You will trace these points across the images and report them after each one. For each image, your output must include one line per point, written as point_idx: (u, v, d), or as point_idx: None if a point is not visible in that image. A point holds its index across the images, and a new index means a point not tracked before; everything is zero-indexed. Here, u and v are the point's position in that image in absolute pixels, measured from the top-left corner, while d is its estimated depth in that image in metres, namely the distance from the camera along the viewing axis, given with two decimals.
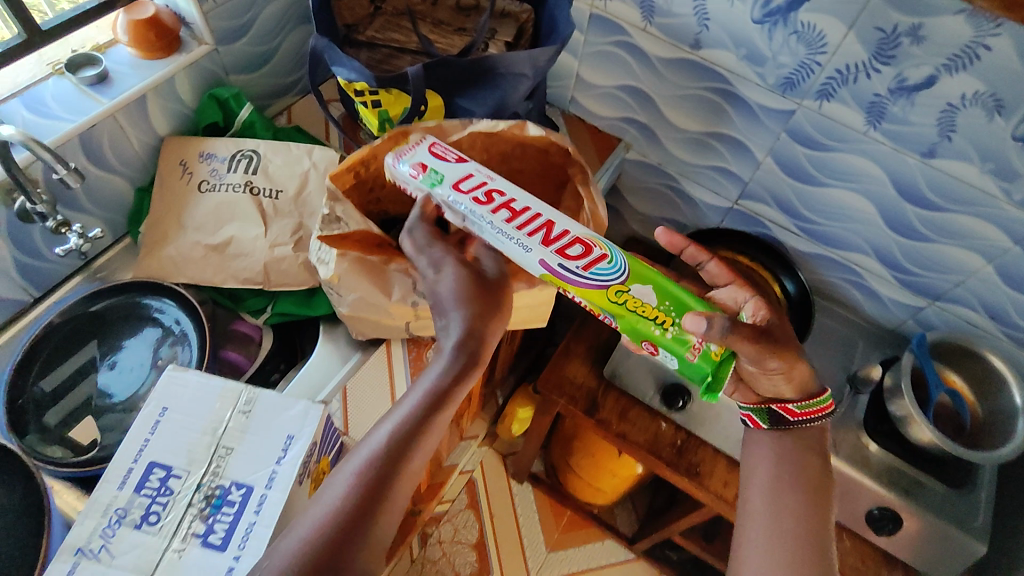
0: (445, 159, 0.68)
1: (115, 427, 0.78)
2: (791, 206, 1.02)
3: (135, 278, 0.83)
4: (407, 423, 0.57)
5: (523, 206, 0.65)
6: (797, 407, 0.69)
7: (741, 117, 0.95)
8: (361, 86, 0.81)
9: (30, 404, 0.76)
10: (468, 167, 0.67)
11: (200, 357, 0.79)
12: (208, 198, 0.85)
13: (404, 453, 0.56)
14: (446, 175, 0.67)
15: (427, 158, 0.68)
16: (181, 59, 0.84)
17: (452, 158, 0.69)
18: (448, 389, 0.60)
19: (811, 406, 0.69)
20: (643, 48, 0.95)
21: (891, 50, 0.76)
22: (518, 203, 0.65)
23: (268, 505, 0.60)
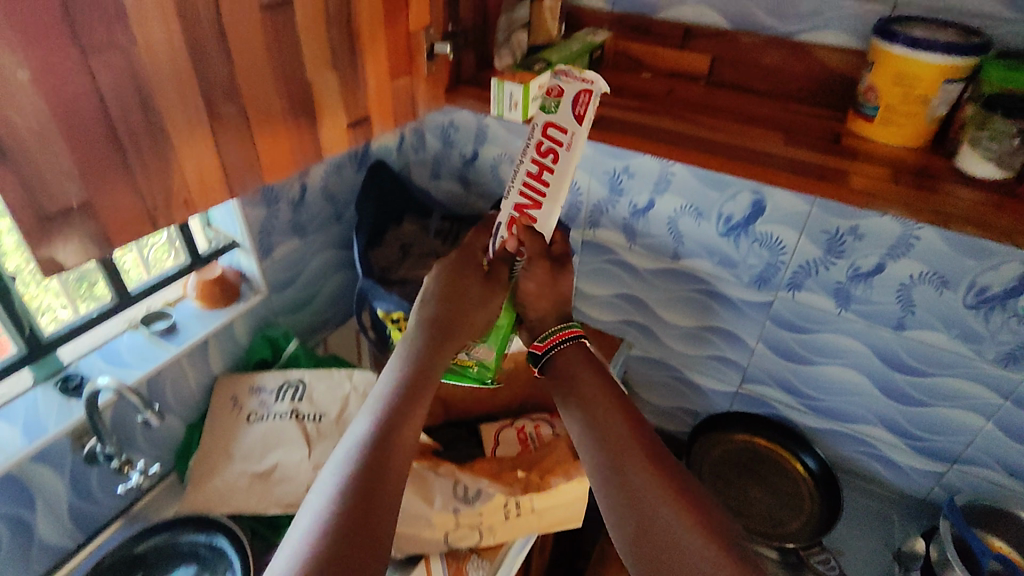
0: (574, 106, 0.63)
1: None
2: (792, 385, 1.10)
3: (180, 514, 0.86)
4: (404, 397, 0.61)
5: (546, 181, 0.65)
6: (539, 340, 0.71)
7: (728, 311, 1.08)
8: (396, 314, 0.92)
9: None
10: (575, 133, 0.63)
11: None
12: (256, 427, 0.92)
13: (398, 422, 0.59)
14: (558, 110, 0.65)
15: (570, 92, 0.63)
16: (239, 307, 0.97)
17: (579, 108, 0.62)
18: (428, 370, 0.64)
19: (548, 335, 0.71)
20: (631, 263, 1.12)
21: (840, 246, 0.91)
22: (546, 180, 0.65)
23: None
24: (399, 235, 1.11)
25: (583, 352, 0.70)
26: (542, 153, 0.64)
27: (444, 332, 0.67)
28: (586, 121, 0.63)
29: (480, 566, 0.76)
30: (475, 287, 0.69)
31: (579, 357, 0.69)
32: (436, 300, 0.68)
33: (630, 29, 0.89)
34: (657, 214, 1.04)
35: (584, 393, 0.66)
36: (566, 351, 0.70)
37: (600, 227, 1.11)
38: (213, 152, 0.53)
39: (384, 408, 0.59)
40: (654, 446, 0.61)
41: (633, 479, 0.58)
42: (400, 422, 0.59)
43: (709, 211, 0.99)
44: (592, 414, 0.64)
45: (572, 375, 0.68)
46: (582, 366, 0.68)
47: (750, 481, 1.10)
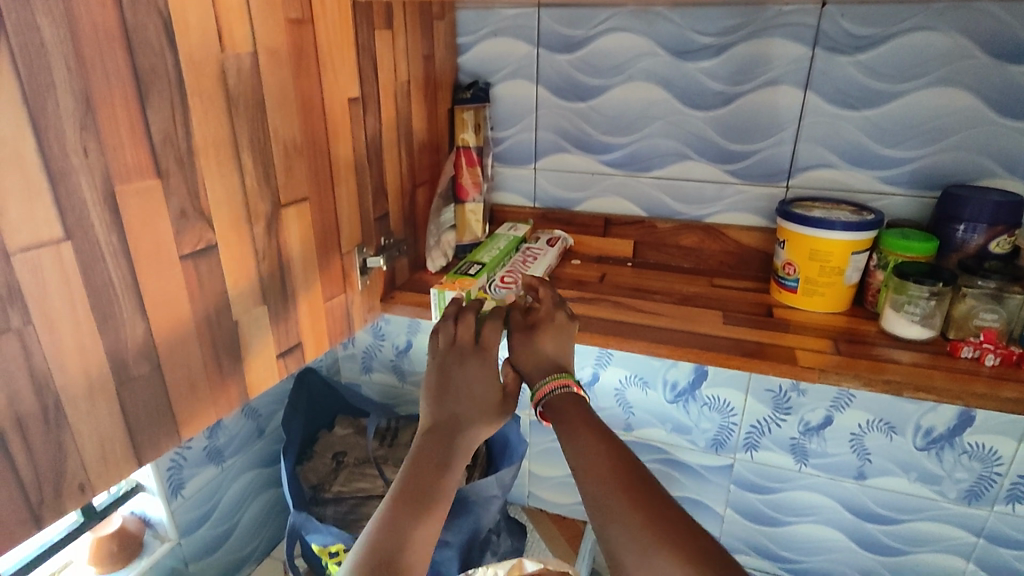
0: (548, 239, 0.90)
1: None
2: (769, 549, 1.04)
3: None
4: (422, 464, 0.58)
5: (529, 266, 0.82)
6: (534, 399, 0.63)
7: (690, 478, 1.03)
8: (334, 547, 0.81)
9: None
10: (551, 247, 0.88)
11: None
12: None
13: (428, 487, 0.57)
14: (537, 243, 0.89)
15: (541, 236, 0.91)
16: (142, 563, 0.82)
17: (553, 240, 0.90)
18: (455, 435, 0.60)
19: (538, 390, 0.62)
20: None
21: (786, 402, 0.92)
22: (531, 262, 0.84)
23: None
24: (332, 442, 1.01)
25: (584, 412, 0.60)
26: (527, 254, 0.86)
27: (461, 424, 0.60)
28: (555, 244, 0.89)
29: None
30: (482, 377, 0.62)
31: (576, 416, 0.59)
32: (443, 396, 0.61)
33: (557, 221, 0.94)
34: (602, 387, 1.02)
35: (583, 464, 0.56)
36: (562, 397, 0.61)
37: None
38: (119, 421, 0.47)
39: (394, 514, 0.55)
40: (669, 529, 0.50)
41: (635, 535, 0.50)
42: (410, 530, 0.54)
43: (654, 380, 0.98)
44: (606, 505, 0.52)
45: (567, 425, 0.59)
46: (581, 426, 0.58)
47: None
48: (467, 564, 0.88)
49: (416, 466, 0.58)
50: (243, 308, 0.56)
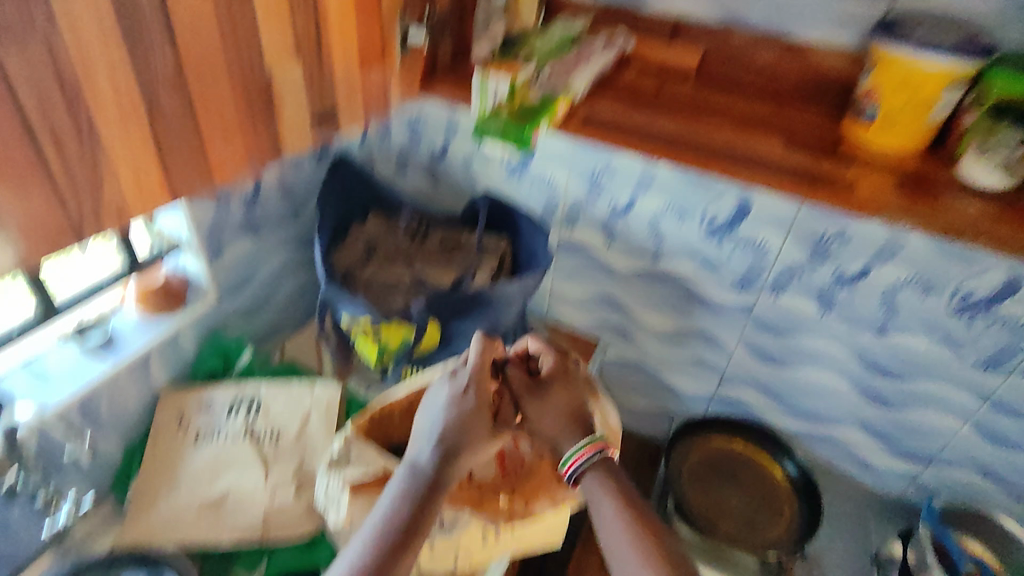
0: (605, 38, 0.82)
1: None
2: (770, 388, 1.08)
3: (119, 546, 0.78)
4: (409, 501, 0.60)
5: (579, 62, 0.77)
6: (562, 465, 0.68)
7: (708, 314, 1.05)
8: (362, 325, 0.86)
9: None
10: (607, 48, 0.81)
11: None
12: (206, 449, 0.84)
13: (411, 522, 0.59)
14: (591, 39, 0.82)
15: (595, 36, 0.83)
16: (185, 315, 0.88)
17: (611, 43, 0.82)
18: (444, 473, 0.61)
19: (570, 459, 0.67)
20: (610, 263, 1.08)
21: (826, 249, 0.88)
22: (584, 62, 0.77)
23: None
24: (363, 233, 1.02)
25: (612, 482, 0.66)
26: (577, 48, 0.79)
27: (446, 463, 0.62)
28: (612, 45, 0.82)
29: None
30: (477, 419, 0.65)
31: (607, 485, 0.66)
32: (438, 433, 0.63)
33: (621, 19, 0.85)
34: (637, 213, 0.99)
35: (613, 540, 0.62)
36: (592, 469, 0.66)
37: (577, 225, 1.05)
38: (151, 153, 0.46)
39: (375, 555, 0.56)
40: None
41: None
42: (390, 566, 0.56)
43: (692, 212, 0.95)
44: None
45: (609, 498, 0.65)
46: (620, 500, 0.64)
47: (727, 485, 1.05)
48: None
49: (399, 505, 0.59)
50: (276, 58, 0.53)
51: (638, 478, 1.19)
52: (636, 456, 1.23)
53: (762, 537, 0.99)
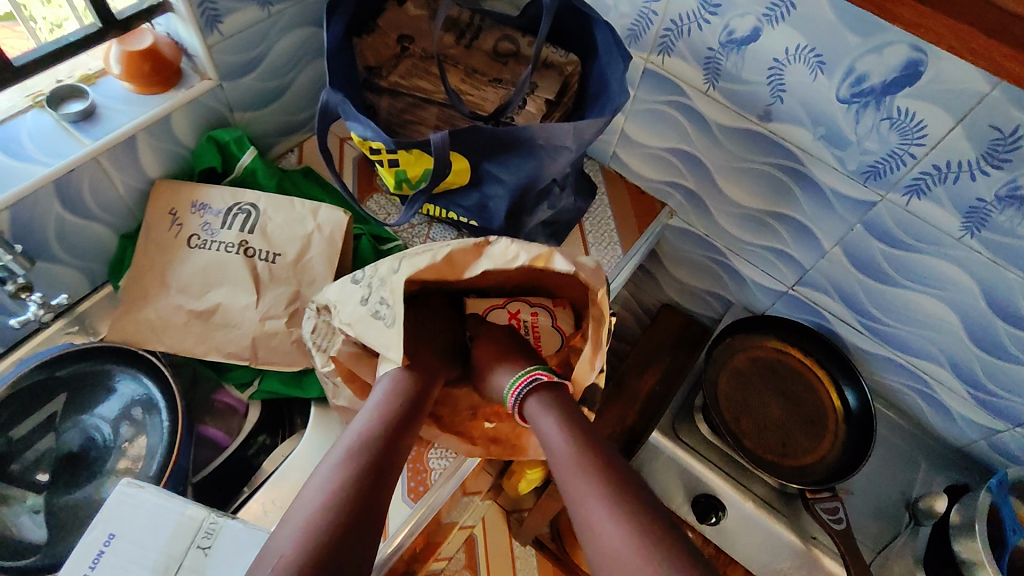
0: None
1: (73, 515, 0.69)
2: (857, 301, 0.89)
3: (106, 342, 0.74)
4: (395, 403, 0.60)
5: None
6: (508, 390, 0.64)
7: (811, 201, 0.83)
8: (378, 145, 0.70)
9: None
10: None
11: (172, 436, 0.72)
12: (198, 255, 0.75)
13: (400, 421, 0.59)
14: None
15: None
16: (179, 95, 0.75)
17: None
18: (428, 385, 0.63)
19: (515, 382, 0.64)
20: (701, 112, 0.84)
21: (1007, 152, 0.64)
22: None
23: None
24: (399, 21, 0.81)
25: (560, 407, 0.61)
26: None
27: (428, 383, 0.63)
28: None
29: (446, 456, 0.77)
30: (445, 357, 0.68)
31: (556, 399, 0.62)
32: (391, 391, 0.60)
33: None
34: (757, 52, 0.73)
35: (563, 460, 0.57)
36: (538, 402, 0.62)
37: (671, 54, 0.81)
38: None
39: (363, 444, 0.55)
40: (642, 509, 0.51)
41: (611, 529, 0.50)
42: (382, 457, 0.55)
43: (835, 64, 0.69)
44: (584, 499, 0.53)
45: (557, 411, 0.61)
46: (564, 415, 0.60)
47: (770, 395, 0.92)
48: (517, 208, 0.79)
49: (355, 450, 0.54)
50: None
51: (671, 357, 1.09)
52: (674, 334, 1.11)
53: (791, 466, 0.87)
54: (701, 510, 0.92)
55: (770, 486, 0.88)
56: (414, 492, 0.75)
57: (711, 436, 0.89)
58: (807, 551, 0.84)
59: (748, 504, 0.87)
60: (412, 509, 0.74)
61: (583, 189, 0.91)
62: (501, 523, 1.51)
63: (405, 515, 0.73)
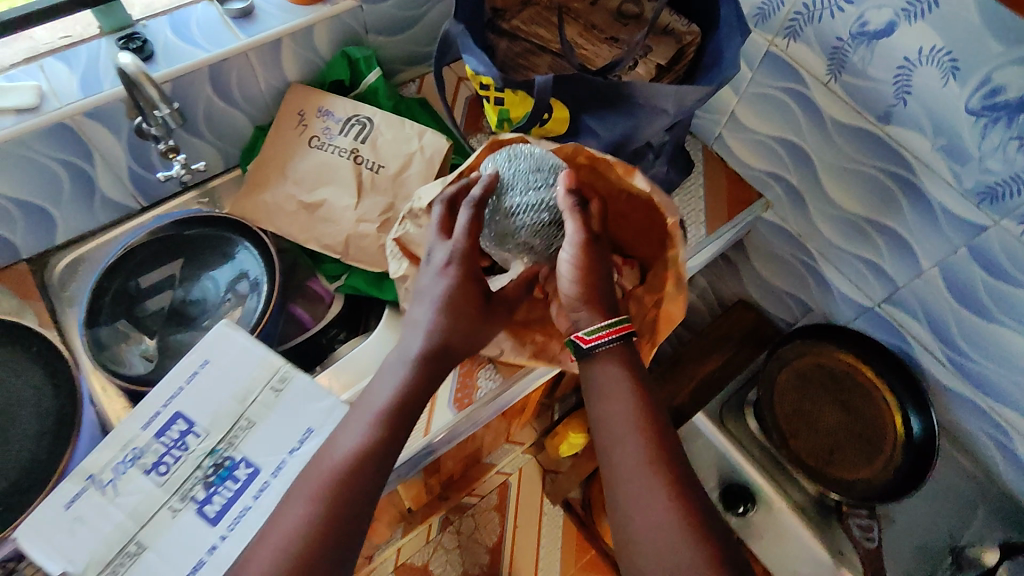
0: None
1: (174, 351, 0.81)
2: (946, 331, 0.84)
3: (230, 219, 0.84)
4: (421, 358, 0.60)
5: None
6: (585, 332, 0.62)
7: (916, 215, 0.79)
8: (486, 80, 0.75)
9: (121, 307, 0.79)
10: None
11: (264, 308, 0.79)
12: (315, 154, 0.85)
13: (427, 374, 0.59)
14: None
15: None
16: (326, 9, 0.83)
17: None
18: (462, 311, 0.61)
19: (597, 329, 0.61)
20: (817, 104, 0.82)
21: None
22: None
23: (265, 496, 0.57)
24: None
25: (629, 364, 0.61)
26: None
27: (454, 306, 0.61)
28: None
29: (494, 377, 0.80)
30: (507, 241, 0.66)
31: (620, 364, 0.61)
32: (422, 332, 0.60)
33: None
34: (887, 48, 0.71)
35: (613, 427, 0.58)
36: (609, 352, 0.62)
37: (798, 40, 0.80)
38: None
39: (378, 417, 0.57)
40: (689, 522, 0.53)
41: (658, 512, 0.53)
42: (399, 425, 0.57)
43: (970, 71, 0.65)
44: (636, 470, 0.55)
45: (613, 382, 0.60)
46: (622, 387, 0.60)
47: (828, 405, 0.89)
48: None
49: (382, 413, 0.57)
50: None
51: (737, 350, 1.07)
52: (744, 329, 1.10)
53: (836, 476, 0.85)
54: (730, 497, 0.90)
55: (809, 495, 0.86)
56: (458, 403, 0.78)
57: (759, 436, 0.90)
58: (835, 568, 0.82)
59: (782, 505, 0.85)
60: (453, 416, 0.77)
61: (680, 162, 0.92)
62: (536, 479, 1.55)
63: (446, 421, 0.77)
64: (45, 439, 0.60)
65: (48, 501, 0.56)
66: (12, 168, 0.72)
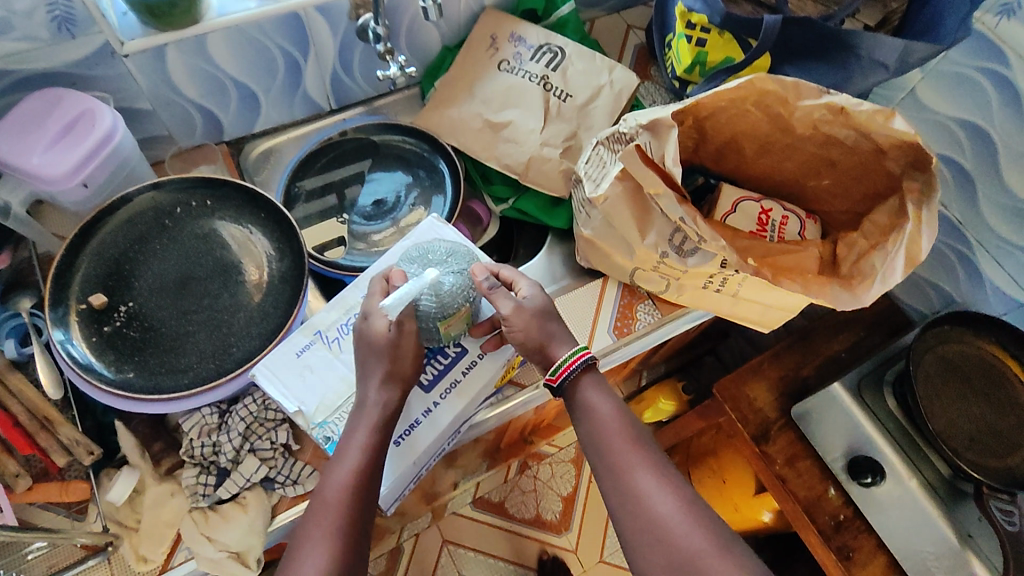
0: None
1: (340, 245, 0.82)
2: None
3: (417, 127, 0.88)
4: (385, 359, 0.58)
5: None
6: (550, 371, 0.62)
7: None
8: (697, 17, 0.77)
9: (312, 198, 0.85)
10: None
11: (452, 206, 0.84)
12: (503, 77, 0.87)
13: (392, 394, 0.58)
14: None
15: None
16: None
17: None
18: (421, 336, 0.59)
19: (560, 366, 0.61)
20: (1018, 85, 0.81)
21: None
22: None
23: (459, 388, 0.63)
24: None
25: (602, 385, 0.63)
26: None
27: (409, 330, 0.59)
28: None
29: (652, 311, 0.81)
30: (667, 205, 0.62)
31: (599, 384, 0.63)
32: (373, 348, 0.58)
33: None
34: None
35: (614, 454, 0.59)
36: (581, 386, 0.62)
37: (1015, 16, 0.79)
38: None
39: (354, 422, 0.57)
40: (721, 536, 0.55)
41: (662, 501, 0.56)
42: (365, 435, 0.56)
43: None
44: (635, 485, 0.58)
45: (593, 411, 0.61)
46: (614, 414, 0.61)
47: (967, 392, 0.86)
48: None
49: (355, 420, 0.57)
50: None
51: (867, 334, 1.04)
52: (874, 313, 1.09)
53: (975, 458, 0.83)
54: (855, 468, 0.88)
55: (942, 475, 0.87)
56: (618, 330, 0.80)
57: (897, 413, 0.90)
58: (960, 552, 0.83)
59: (911, 481, 0.87)
60: (613, 341, 0.79)
61: None
62: None
63: (606, 345, 0.79)
64: (271, 294, 0.65)
65: (281, 347, 0.61)
66: (241, 50, 0.76)
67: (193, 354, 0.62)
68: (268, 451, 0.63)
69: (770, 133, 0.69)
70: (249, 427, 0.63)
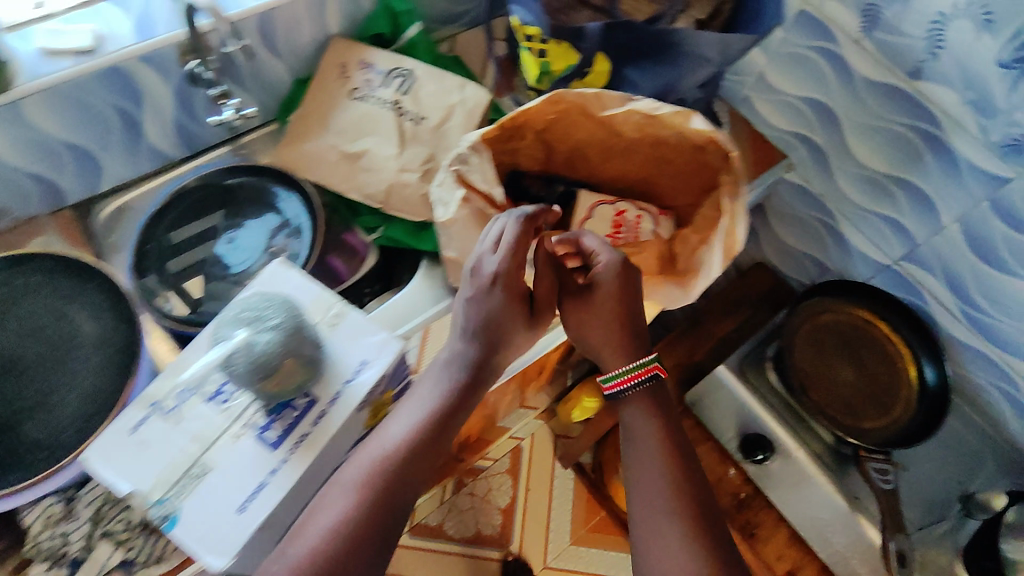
0: None
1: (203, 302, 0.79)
2: (961, 286, 0.87)
3: (270, 167, 0.85)
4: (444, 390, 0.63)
5: None
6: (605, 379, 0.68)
7: (939, 169, 0.82)
8: (532, 30, 0.76)
9: (161, 258, 0.80)
10: None
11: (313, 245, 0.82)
12: (356, 106, 0.86)
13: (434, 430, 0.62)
14: None
15: None
16: None
17: None
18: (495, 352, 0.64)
19: (616, 376, 0.67)
20: (848, 61, 0.84)
21: None
22: None
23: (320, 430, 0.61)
24: None
25: (652, 409, 0.67)
26: None
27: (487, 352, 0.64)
28: None
29: None
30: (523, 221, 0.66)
31: (648, 409, 0.67)
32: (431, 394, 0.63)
33: None
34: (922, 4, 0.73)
35: (643, 479, 0.63)
36: (633, 397, 0.67)
37: None
38: None
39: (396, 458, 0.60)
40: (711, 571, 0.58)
41: (676, 546, 0.59)
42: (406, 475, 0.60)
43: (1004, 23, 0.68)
44: (659, 517, 0.61)
45: (635, 432, 0.66)
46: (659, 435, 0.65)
47: (843, 361, 0.89)
48: None
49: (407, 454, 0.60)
50: None
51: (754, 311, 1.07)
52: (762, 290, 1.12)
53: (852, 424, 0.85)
54: (747, 447, 0.93)
55: (827, 443, 0.89)
56: None
57: (781, 389, 0.92)
58: (850, 515, 0.86)
59: (800, 454, 0.89)
60: None
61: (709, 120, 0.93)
62: (548, 445, 1.53)
63: None
64: (105, 367, 0.62)
65: (115, 424, 0.58)
66: (64, 112, 0.73)
67: (24, 441, 0.58)
68: (123, 532, 0.61)
69: (605, 137, 0.70)
70: (100, 509, 0.62)
